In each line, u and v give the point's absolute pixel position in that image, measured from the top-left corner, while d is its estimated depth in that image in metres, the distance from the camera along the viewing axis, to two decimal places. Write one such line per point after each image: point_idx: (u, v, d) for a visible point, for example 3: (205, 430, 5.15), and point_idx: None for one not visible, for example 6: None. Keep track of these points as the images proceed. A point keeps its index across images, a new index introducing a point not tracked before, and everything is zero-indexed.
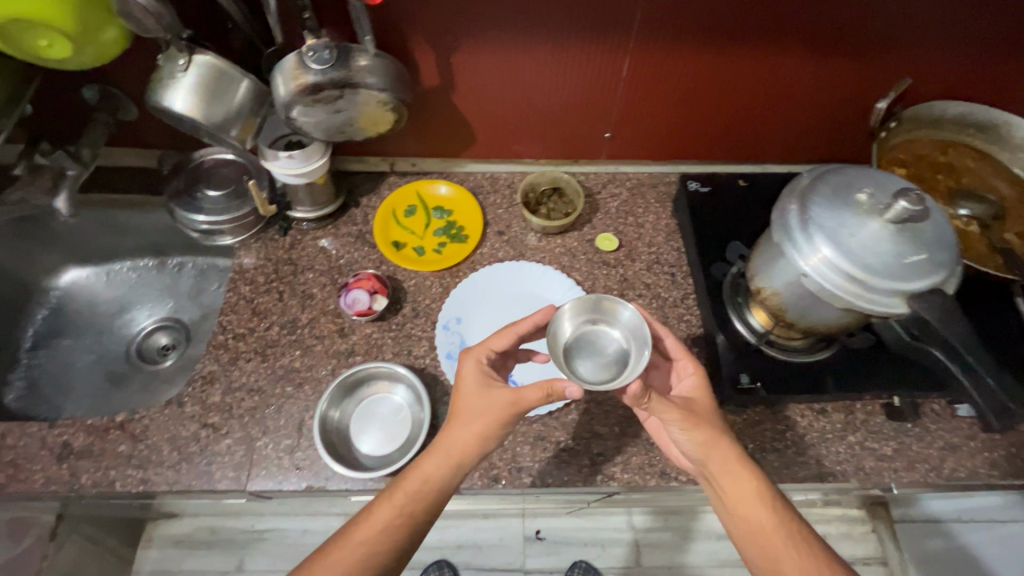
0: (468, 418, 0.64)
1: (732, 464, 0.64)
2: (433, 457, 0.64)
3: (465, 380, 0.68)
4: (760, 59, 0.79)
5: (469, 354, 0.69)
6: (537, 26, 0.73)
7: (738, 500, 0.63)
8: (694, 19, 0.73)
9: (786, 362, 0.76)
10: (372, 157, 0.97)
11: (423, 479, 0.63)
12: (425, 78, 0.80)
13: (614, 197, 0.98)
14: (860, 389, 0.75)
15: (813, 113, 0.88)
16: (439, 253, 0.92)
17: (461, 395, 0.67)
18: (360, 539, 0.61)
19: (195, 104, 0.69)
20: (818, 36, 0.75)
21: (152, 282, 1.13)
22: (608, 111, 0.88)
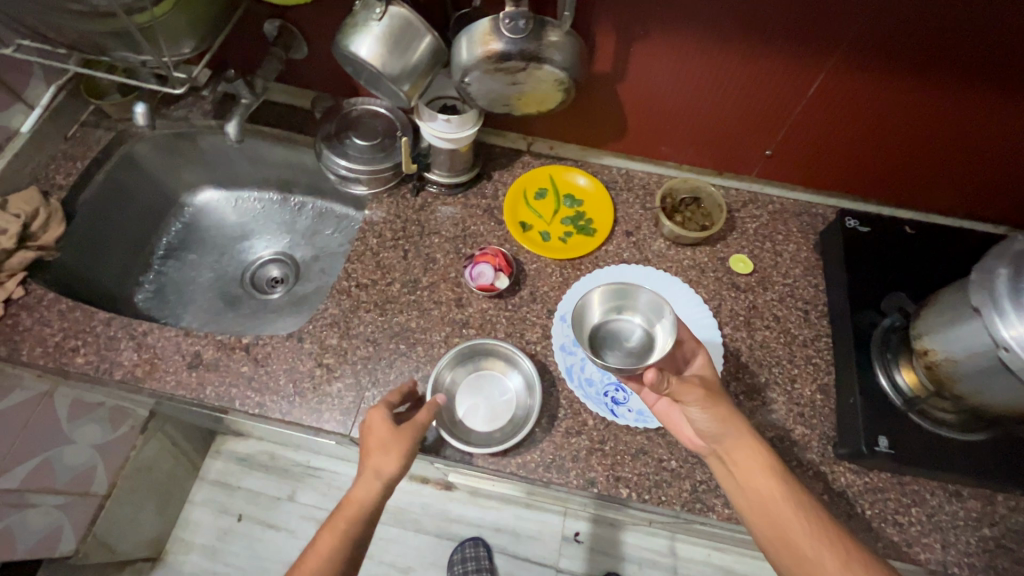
0: (386, 451, 0.65)
1: (740, 448, 0.65)
2: (360, 491, 0.64)
3: (376, 427, 0.67)
4: (970, 101, 0.72)
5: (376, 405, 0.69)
6: (738, 26, 0.69)
7: (748, 485, 0.64)
8: (911, 45, 0.67)
9: (931, 434, 0.69)
10: (512, 133, 0.97)
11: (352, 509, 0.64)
12: (597, 61, 0.78)
13: (754, 218, 0.92)
14: (1010, 481, 0.67)
15: (1009, 169, 0.80)
16: (564, 243, 0.90)
17: (370, 439, 0.67)
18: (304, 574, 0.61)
19: (379, 53, 0.70)
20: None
21: (275, 215, 1.17)
22: (777, 128, 0.83)
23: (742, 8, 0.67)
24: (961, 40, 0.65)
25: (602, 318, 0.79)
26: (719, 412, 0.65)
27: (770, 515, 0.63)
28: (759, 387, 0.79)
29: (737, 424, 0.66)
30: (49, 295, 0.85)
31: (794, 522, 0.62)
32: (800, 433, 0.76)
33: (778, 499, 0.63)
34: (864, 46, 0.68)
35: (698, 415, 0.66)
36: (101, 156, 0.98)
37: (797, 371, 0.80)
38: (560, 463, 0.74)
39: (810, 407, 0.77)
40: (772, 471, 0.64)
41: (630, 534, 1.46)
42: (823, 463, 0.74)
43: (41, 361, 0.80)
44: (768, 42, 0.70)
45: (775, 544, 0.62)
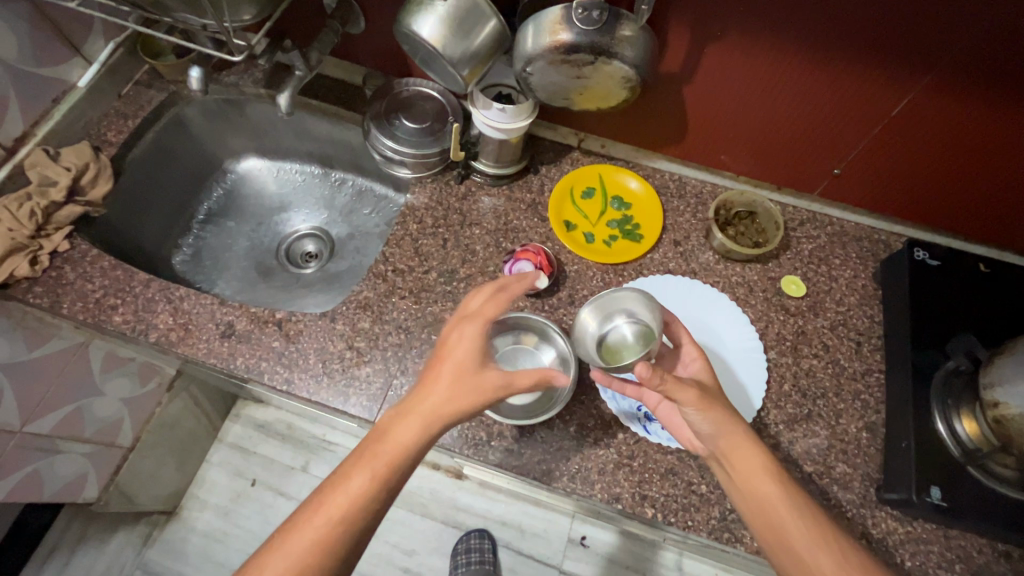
0: (455, 389, 0.59)
1: (738, 451, 0.62)
2: (411, 417, 0.58)
3: (456, 350, 0.61)
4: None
5: (460, 329, 0.62)
6: (827, 35, 0.64)
7: (746, 489, 0.61)
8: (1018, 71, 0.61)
9: (988, 489, 0.65)
10: (564, 128, 0.93)
11: (399, 441, 0.57)
12: (666, 60, 0.74)
13: (811, 239, 0.87)
14: None
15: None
16: (608, 246, 0.87)
17: (443, 367, 0.60)
18: (335, 508, 0.55)
19: (441, 35, 0.67)
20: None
21: (315, 189, 1.17)
22: (851, 146, 0.78)
23: (835, 16, 0.62)
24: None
25: (590, 335, 0.73)
26: (713, 414, 0.62)
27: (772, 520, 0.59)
28: (801, 418, 0.75)
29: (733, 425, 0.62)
30: (92, 251, 0.86)
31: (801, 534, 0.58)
32: (841, 472, 0.72)
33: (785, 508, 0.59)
34: (967, 67, 0.63)
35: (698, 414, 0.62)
36: (151, 116, 0.98)
37: (843, 406, 0.76)
38: (585, 474, 0.71)
39: (854, 445, 0.73)
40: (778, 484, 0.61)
41: (636, 543, 1.42)
42: (863, 506, 0.70)
43: (81, 316, 0.81)
44: (859, 54, 0.65)
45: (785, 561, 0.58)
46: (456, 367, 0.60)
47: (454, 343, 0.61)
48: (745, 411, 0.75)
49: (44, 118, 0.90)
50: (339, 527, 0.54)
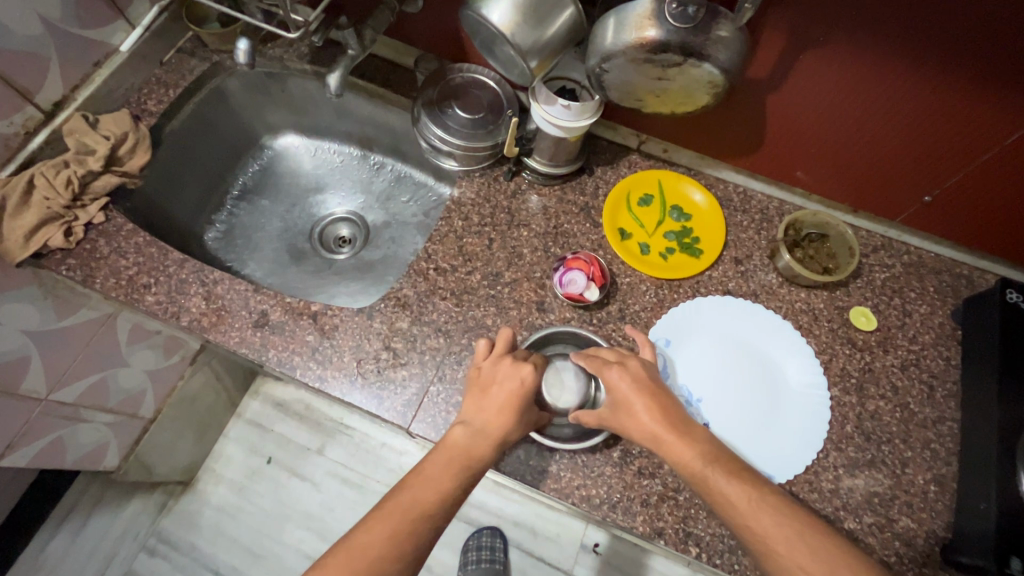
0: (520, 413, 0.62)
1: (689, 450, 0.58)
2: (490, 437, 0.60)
3: (515, 383, 0.63)
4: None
5: (508, 365, 0.65)
6: (951, 53, 0.57)
7: (719, 498, 0.55)
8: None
9: None
10: (625, 128, 0.87)
11: (479, 455, 0.59)
12: (753, 65, 0.68)
13: (885, 268, 0.80)
14: None
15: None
16: (664, 260, 0.81)
17: (503, 394, 0.63)
18: (409, 507, 0.55)
19: (513, 22, 0.61)
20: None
21: (354, 172, 1.12)
22: (949, 171, 0.71)
23: (966, 33, 0.55)
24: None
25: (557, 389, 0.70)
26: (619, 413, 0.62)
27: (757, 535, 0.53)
28: (863, 464, 0.70)
29: (665, 417, 0.60)
30: (127, 226, 0.83)
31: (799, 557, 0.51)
32: (904, 527, 0.67)
33: (778, 522, 0.53)
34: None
35: (632, 410, 0.61)
36: (192, 86, 0.94)
37: (910, 455, 0.70)
38: (626, 504, 0.67)
39: (920, 498, 0.68)
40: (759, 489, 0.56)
41: (653, 558, 1.38)
42: (926, 565, 0.65)
43: (113, 292, 0.78)
44: (980, 78, 0.58)
45: None
46: (521, 398, 0.63)
47: (517, 375, 0.63)
48: (804, 452, 0.69)
49: (83, 83, 0.86)
50: (416, 521, 0.54)
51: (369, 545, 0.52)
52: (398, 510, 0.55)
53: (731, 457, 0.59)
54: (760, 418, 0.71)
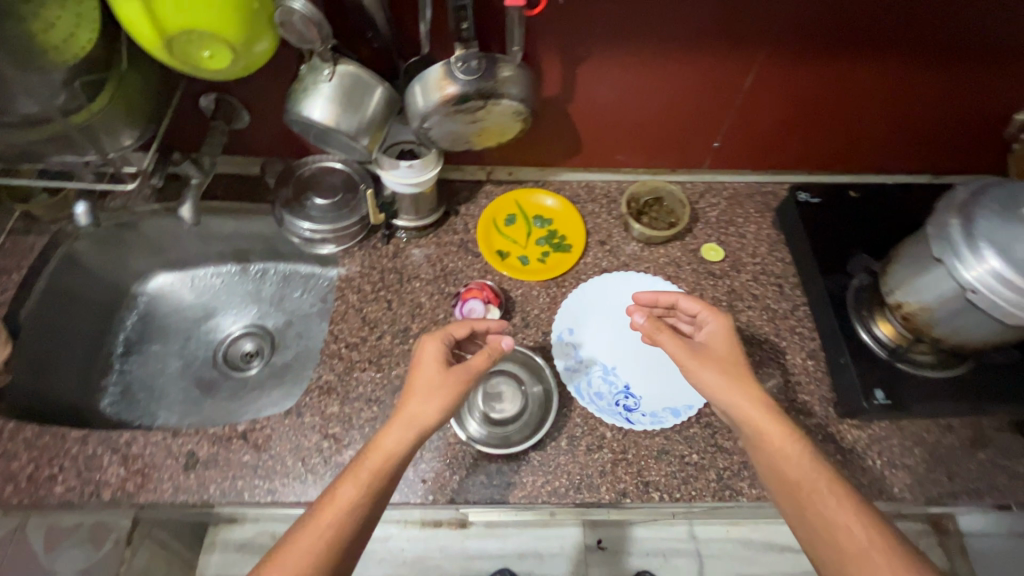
0: (427, 395, 0.66)
1: (773, 423, 0.65)
2: (397, 429, 0.64)
3: (424, 365, 0.70)
4: (900, 68, 0.78)
5: (432, 338, 0.72)
6: (688, 25, 0.72)
7: (778, 455, 0.63)
8: (847, 22, 0.72)
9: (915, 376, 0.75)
10: (470, 166, 0.98)
11: (386, 452, 0.63)
12: (546, 88, 0.81)
13: (713, 206, 0.97)
14: (999, 406, 0.73)
15: (938, 126, 0.87)
16: (543, 263, 0.91)
17: (421, 372, 0.70)
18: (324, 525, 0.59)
19: (333, 113, 0.69)
20: (971, 44, 0.74)
21: (236, 288, 1.11)
22: (722, 119, 0.88)
23: (692, 6, 0.70)
24: (892, 14, 0.70)
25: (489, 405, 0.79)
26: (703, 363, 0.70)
27: (820, 514, 0.59)
28: (755, 366, 0.83)
29: (752, 387, 0.67)
30: (9, 425, 0.78)
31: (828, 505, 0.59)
32: (803, 402, 0.80)
33: (814, 475, 0.61)
34: (807, 29, 0.72)
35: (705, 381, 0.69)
36: (37, 263, 0.92)
37: (785, 343, 0.84)
38: (588, 481, 0.74)
39: (805, 373, 0.82)
40: (829, 471, 0.62)
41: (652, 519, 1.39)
42: (830, 425, 0.78)
43: (15, 499, 0.73)
44: (716, 37, 0.74)
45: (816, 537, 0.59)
46: (431, 377, 0.68)
47: (426, 352, 0.71)
48: None
49: None
50: (348, 513, 0.60)
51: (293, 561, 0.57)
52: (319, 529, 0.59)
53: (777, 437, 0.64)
54: (666, 362, 0.83)
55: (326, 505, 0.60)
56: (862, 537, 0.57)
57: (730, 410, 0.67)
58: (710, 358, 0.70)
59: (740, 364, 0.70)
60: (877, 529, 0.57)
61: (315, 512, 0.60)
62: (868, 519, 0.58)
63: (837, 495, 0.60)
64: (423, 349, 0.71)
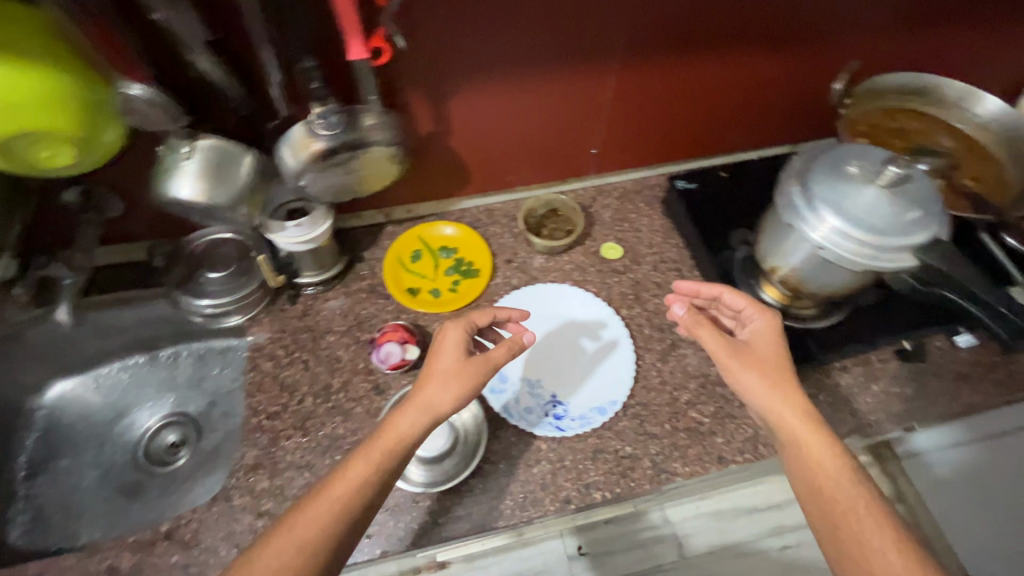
0: (447, 380, 0.66)
1: (815, 436, 0.62)
2: (415, 411, 0.64)
3: (443, 347, 0.69)
4: (741, 58, 0.84)
5: (457, 323, 0.71)
6: (541, 49, 0.76)
7: (813, 469, 0.61)
8: (686, 25, 0.77)
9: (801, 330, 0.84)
10: (367, 211, 0.98)
11: (402, 432, 0.62)
12: (418, 127, 0.83)
13: (606, 207, 1.02)
14: (869, 340, 0.84)
15: (790, 103, 0.95)
16: (455, 292, 0.93)
17: (440, 354, 0.69)
18: (331, 501, 0.57)
19: (203, 189, 0.68)
20: (791, 29, 0.81)
21: (150, 376, 1.04)
22: (594, 129, 0.91)
23: (536, 29, 0.73)
24: (719, 14, 0.77)
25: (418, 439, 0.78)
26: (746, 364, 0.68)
27: (857, 540, 0.56)
28: (668, 349, 0.87)
29: (795, 394, 0.65)
30: None
31: (871, 529, 0.56)
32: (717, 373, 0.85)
33: (853, 497, 0.58)
34: (647, 36, 0.77)
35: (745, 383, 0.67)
36: None
37: None
38: (532, 497, 0.75)
39: None
40: (868, 493, 0.59)
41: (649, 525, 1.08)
42: None
43: None
44: (572, 54, 0.77)
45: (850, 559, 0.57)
46: (453, 360, 0.68)
47: (446, 335, 0.70)
48: (625, 365, 0.85)
49: None
50: (357, 489, 0.58)
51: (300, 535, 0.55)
52: (325, 510, 0.56)
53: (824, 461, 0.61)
54: (586, 361, 0.86)
55: (336, 482, 0.58)
56: (898, 567, 0.53)
57: (768, 415, 0.65)
58: (752, 359, 0.68)
59: (784, 369, 0.67)
60: (918, 561, 0.54)
61: (325, 486, 0.58)
62: (906, 549, 0.55)
63: (878, 521, 0.57)
64: (446, 333, 0.70)
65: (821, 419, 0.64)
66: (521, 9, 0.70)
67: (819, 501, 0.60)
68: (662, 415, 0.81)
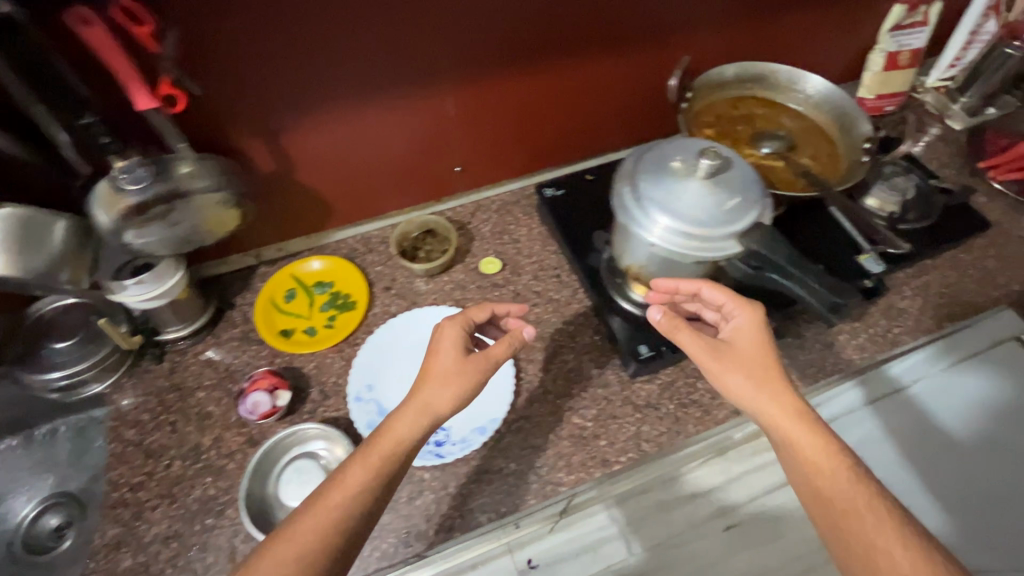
0: (445, 380, 0.64)
1: (808, 437, 0.60)
2: (412, 415, 0.62)
3: (442, 344, 0.68)
4: (581, 63, 0.86)
5: (454, 319, 0.70)
6: (370, 74, 0.75)
7: (809, 467, 0.60)
8: (514, 36, 0.78)
9: None
10: (233, 255, 0.94)
11: (396, 435, 0.61)
12: (261, 165, 0.80)
13: (485, 221, 1.01)
14: None
15: (643, 100, 0.97)
16: (331, 327, 0.90)
17: (438, 351, 0.67)
18: (333, 507, 0.56)
19: (9, 259, 0.64)
20: (620, 31, 0.84)
21: (18, 463, 0.85)
22: (455, 146, 0.91)
23: (360, 57, 0.72)
24: (544, 24, 0.78)
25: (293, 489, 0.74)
26: (730, 363, 0.66)
27: (862, 542, 0.55)
28: (550, 357, 0.87)
29: (780, 391, 0.63)
30: None
31: (875, 529, 0.54)
32: (598, 375, 0.85)
33: (856, 499, 0.57)
34: (479, 52, 0.78)
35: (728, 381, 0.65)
36: None
37: (574, 326, 0.90)
38: (416, 529, 0.73)
39: (595, 348, 0.88)
40: (870, 491, 0.57)
41: (587, 523, 0.78)
42: (625, 388, 0.84)
43: None
44: (407, 74, 0.77)
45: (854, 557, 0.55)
46: (451, 357, 0.66)
47: (444, 331, 0.69)
48: (506, 381, 0.83)
49: None
50: (356, 493, 0.57)
51: (300, 541, 0.53)
52: (326, 515, 0.55)
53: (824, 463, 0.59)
54: None
55: (335, 487, 0.57)
56: (906, 567, 0.52)
57: (758, 415, 0.63)
58: (733, 359, 0.66)
59: (768, 364, 0.65)
60: (924, 558, 0.52)
61: (323, 491, 0.57)
62: (914, 548, 0.53)
63: (878, 522, 0.55)
64: (443, 330, 0.69)
65: (814, 415, 0.62)
66: (334, 36, 0.69)
67: (819, 502, 0.58)
68: (546, 425, 0.81)
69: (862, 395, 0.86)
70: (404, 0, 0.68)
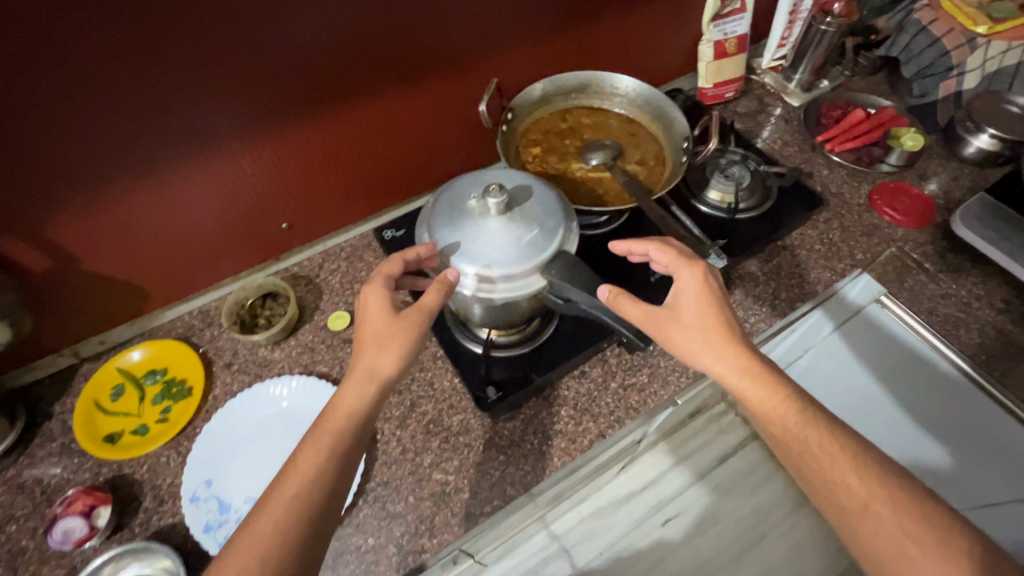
0: (382, 343, 0.60)
1: (769, 392, 0.61)
2: (359, 381, 0.59)
3: (369, 310, 0.63)
4: (387, 98, 0.82)
5: (372, 281, 0.64)
6: (135, 147, 0.67)
7: (772, 417, 0.61)
8: (297, 85, 0.72)
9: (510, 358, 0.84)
10: (44, 359, 0.84)
11: (343, 410, 0.58)
12: (36, 262, 0.72)
13: (334, 272, 0.95)
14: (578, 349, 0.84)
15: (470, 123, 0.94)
16: (165, 421, 0.81)
17: (367, 317, 0.62)
18: (287, 499, 0.53)
19: None
20: (419, 61, 0.80)
21: None
22: (273, 201, 0.85)
23: (113, 133, 0.65)
24: (327, 66, 0.73)
25: None
26: (680, 330, 0.64)
27: (824, 478, 0.58)
28: (408, 412, 0.82)
29: (739, 349, 0.62)
30: None
31: (836, 459, 0.58)
32: (459, 422, 0.81)
33: (820, 441, 0.59)
34: (261, 106, 0.72)
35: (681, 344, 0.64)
36: None
37: (431, 373, 0.86)
38: None
39: (454, 393, 0.84)
40: (823, 429, 0.59)
41: (524, 548, 0.79)
42: (487, 431, 0.80)
43: None
44: (182, 140, 0.70)
45: (823, 492, 0.59)
46: (382, 318, 0.62)
47: (367, 297, 0.63)
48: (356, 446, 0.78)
49: None
50: (308, 483, 0.55)
51: (257, 541, 0.51)
52: (283, 508, 0.53)
53: (788, 410, 0.60)
54: None
55: (286, 477, 0.55)
56: (864, 494, 0.57)
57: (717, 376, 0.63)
58: (688, 324, 0.64)
59: (723, 322, 0.63)
60: (880, 484, 0.57)
61: (278, 484, 0.55)
62: (869, 475, 0.57)
63: (831, 454, 0.58)
64: (367, 296, 0.63)
65: (774, 367, 0.63)
66: (74, 116, 0.61)
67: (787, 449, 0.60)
68: (406, 487, 0.76)
69: (819, 325, 0.93)
70: (142, 67, 0.61)
